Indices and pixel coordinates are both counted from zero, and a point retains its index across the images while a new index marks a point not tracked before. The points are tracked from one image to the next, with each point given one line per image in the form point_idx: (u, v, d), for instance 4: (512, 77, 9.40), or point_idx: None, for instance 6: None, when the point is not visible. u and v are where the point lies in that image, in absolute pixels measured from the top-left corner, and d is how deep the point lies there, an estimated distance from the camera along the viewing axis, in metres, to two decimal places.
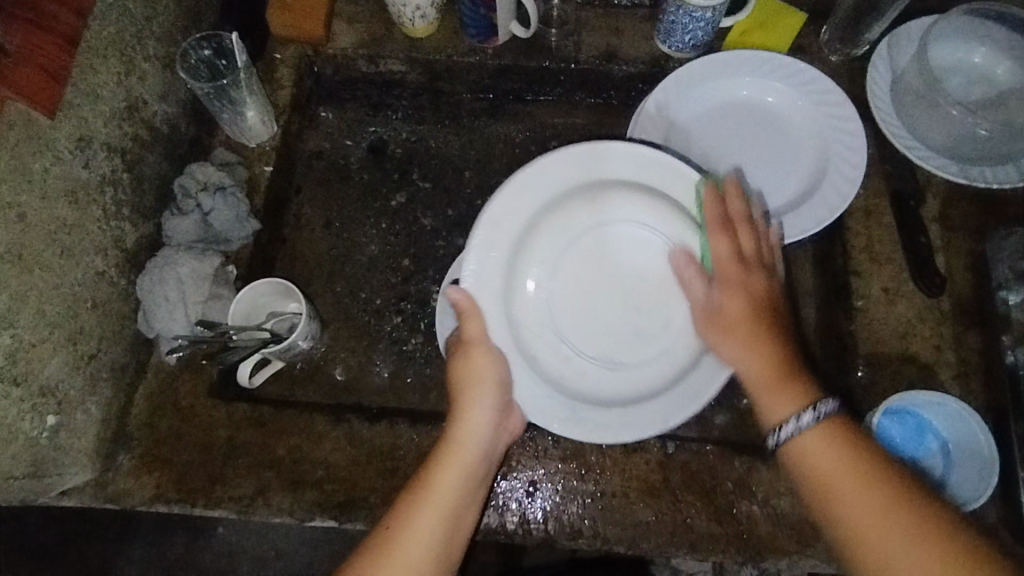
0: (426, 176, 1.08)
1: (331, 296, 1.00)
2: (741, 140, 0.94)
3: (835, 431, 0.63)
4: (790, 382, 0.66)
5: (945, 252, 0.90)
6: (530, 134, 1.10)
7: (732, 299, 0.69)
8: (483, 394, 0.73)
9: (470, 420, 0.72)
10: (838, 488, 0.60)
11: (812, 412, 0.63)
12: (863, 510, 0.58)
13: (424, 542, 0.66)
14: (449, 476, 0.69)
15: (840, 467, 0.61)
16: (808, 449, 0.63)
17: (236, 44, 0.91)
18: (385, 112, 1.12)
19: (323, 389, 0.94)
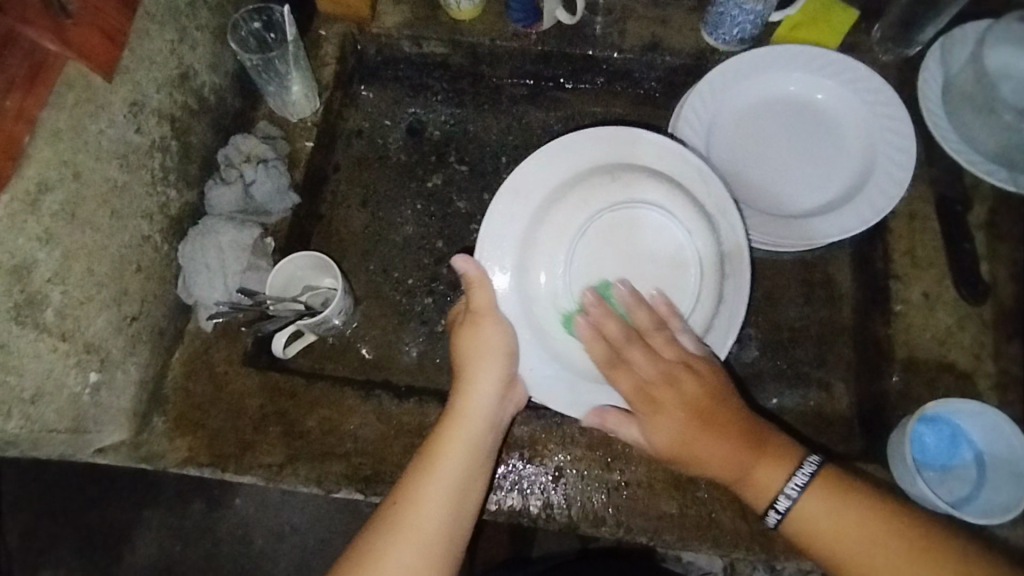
0: (463, 160, 1.08)
1: (364, 274, 1.01)
2: (785, 137, 0.93)
3: (832, 486, 0.65)
4: (769, 449, 0.67)
5: (991, 260, 0.89)
6: (568, 123, 1.10)
7: (657, 437, 0.69)
8: (487, 367, 0.74)
9: (473, 390, 0.73)
10: (851, 552, 0.62)
11: (802, 470, 0.65)
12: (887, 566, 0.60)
13: (434, 515, 0.66)
14: (454, 450, 0.70)
15: (852, 526, 0.62)
16: (814, 513, 0.64)
17: (286, 17, 0.91)
18: (425, 94, 1.12)
19: (353, 365, 0.95)
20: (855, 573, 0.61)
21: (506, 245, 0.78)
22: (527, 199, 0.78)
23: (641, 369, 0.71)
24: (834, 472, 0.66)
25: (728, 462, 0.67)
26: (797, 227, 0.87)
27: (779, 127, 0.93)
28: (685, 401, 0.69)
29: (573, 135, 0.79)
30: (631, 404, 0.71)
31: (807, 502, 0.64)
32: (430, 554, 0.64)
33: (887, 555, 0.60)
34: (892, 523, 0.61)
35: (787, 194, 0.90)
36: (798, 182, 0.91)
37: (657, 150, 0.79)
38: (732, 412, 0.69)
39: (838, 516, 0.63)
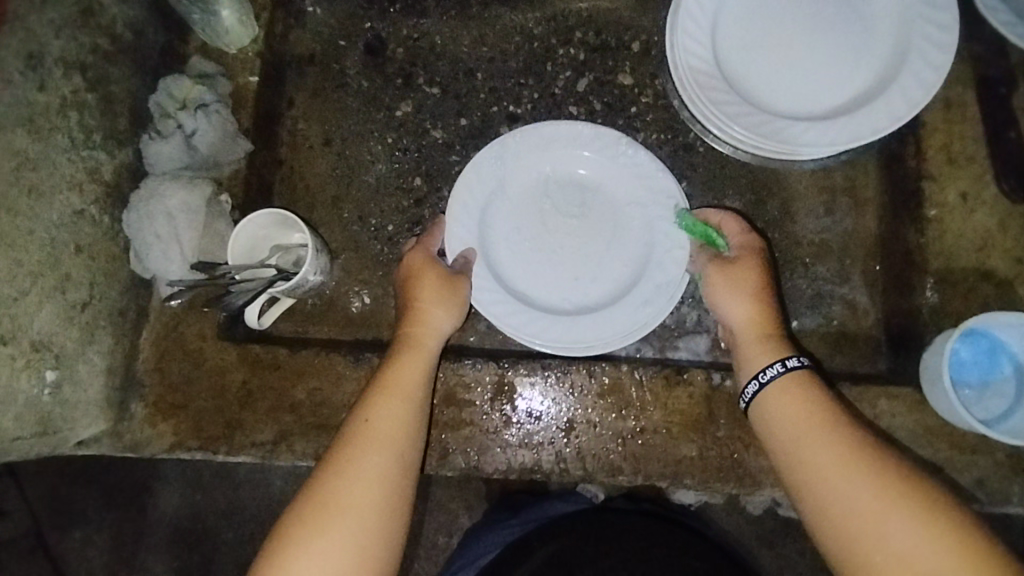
0: (433, 80, 0.96)
1: (337, 224, 0.91)
2: (803, 19, 0.78)
3: (800, 380, 0.68)
4: (769, 342, 0.72)
5: None
6: (548, 24, 0.96)
7: (736, 310, 0.75)
8: (435, 311, 0.76)
9: (425, 322, 0.76)
10: (794, 438, 0.65)
11: (778, 365, 0.69)
12: (830, 461, 0.62)
13: (398, 419, 0.69)
14: (412, 370, 0.73)
15: (805, 417, 0.66)
16: (778, 397, 0.68)
17: None
18: (382, 4, 0.97)
19: (338, 324, 0.88)
20: (805, 469, 0.64)
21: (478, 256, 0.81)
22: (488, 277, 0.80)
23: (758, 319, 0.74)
24: (809, 375, 0.69)
25: (759, 323, 0.74)
26: (830, 129, 0.75)
27: (796, 10, 0.78)
28: (753, 332, 0.73)
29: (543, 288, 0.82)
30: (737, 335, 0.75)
31: (775, 390, 0.69)
32: (400, 456, 0.67)
33: (825, 436, 0.64)
34: (871, 447, 0.63)
35: (813, 90, 0.77)
36: (825, 74, 0.77)
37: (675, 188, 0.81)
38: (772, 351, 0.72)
39: (796, 400, 0.67)
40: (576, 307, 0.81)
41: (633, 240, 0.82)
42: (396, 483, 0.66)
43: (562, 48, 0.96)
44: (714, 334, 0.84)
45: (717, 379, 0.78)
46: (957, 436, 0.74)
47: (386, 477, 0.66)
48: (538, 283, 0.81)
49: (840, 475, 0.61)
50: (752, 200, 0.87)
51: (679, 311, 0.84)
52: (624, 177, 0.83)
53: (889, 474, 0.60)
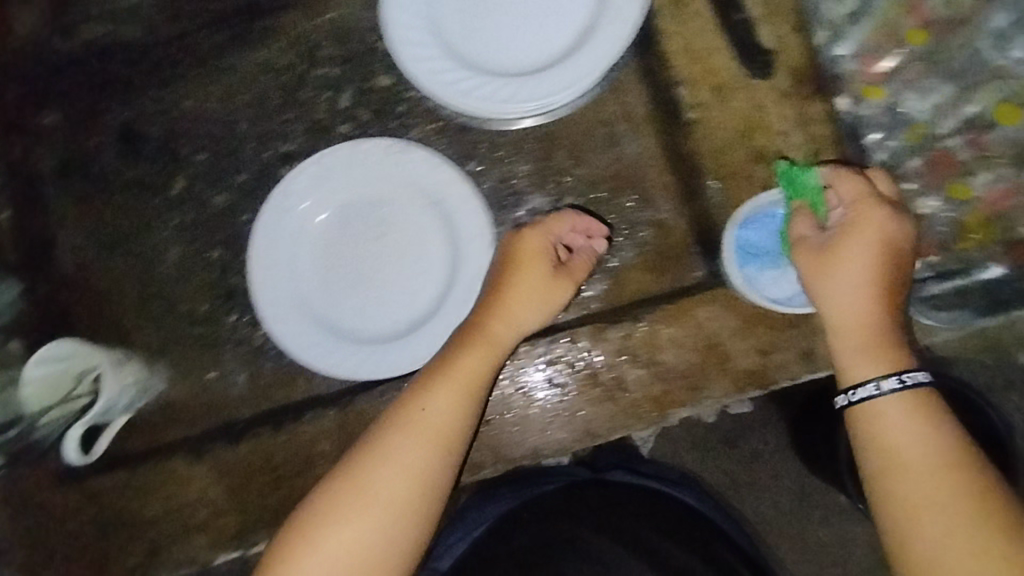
0: (197, 147, 0.92)
1: (149, 323, 0.88)
2: None
3: (926, 403, 0.64)
4: (884, 348, 0.67)
5: (770, 19, 0.78)
6: (291, 51, 0.93)
7: (858, 300, 0.68)
8: (529, 280, 0.76)
9: (512, 302, 0.76)
10: (912, 454, 0.62)
11: (896, 380, 0.64)
12: (930, 487, 0.61)
13: (449, 419, 0.72)
14: (477, 359, 0.74)
15: (923, 439, 0.62)
16: (896, 420, 0.64)
17: None
18: (119, 90, 0.92)
19: (180, 421, 0.84)
20: (901, 493, 0.62)
21: (292, 310, 0.82)
22: (305, 328, 0.82)
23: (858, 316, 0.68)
24: (932, 397, 0.64)
25: (860, 323, 0.68)
26: (559, 75, 0.74)
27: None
28: (878, 321, 0.68)
29: (368, 321, 0.83)
30: (851, 331, 0.68)
31: (885, 406, 0.64)
32: (440, 467, 0.71)
33: (935, 454, 0.62)
34: (963, 475, 0.61)
35: (536, 37, 0.76)
36: (544, 18, 0.76)
37: (460, 179, 0.82)
38: (877, 317, 0.68)
39: (920, 427, 0.63)
40: (402, 326, 0.82)
41: (433, 243, 0.83)
42: (426, 483, 0.70)
43: (312, 70, 0.92)
44: None
45: (540, 351, 0.79)
46: (777, 317, 0.76)
47: (418, 478, 0.70)
48: (359, 315, 0.82)
49: (935, 496, 0.60)
50: (539, 157, 0.87)
51: None
52: (403, 184, 0.83)
53: (979, 507, 0.59)
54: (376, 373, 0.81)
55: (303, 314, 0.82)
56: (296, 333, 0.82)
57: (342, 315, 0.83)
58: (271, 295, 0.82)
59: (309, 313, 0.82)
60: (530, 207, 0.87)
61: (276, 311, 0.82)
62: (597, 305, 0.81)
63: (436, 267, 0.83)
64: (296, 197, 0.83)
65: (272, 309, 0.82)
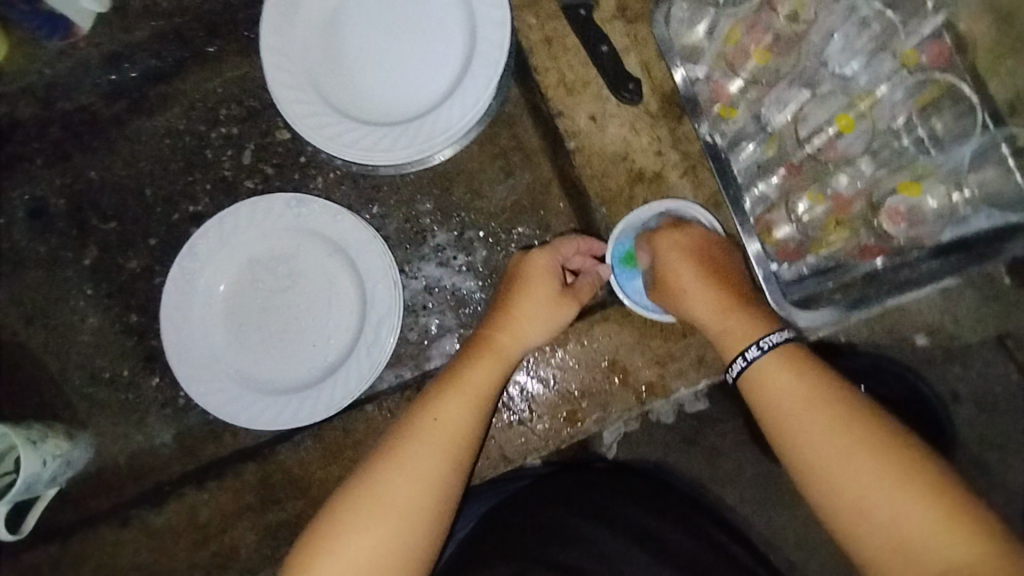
0: (106, 215, 0.94)
1: (72, 392, 0.90)
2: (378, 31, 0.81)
3: (798, 355, 0.64)
4: (739, 311, 0.69)
5: (636, 48, 0.83)
6: (192, 114, 0.95)
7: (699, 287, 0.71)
8: (534, 291, 0.75)
9: (525, 307, 0.75)
10: (796, 411, 0.61)
11: (756, 347, 0.66)
12: (826, 444, 0.59)
13: (460, 428, 0.69)
14: (482, 371, 0.72)
15: (801, 393, 0.62)
16: (774, 378, 0.64)
17: None
18: (23, 167, 0.94)
19: (113, 487, 0.87)
20: (805, 459, 0.60)
21: (207, 369, 0.84)
22: (224, 385, 0.84)
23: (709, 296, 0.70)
24: (800, 348, 0.65)
25: (715, 312, 0.70)
26: (427, 125, 0.79)
27: (372, 15, 0.81)
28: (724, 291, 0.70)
29: (286, 371, 0.85)
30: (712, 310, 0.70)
31: (763, 366, 0.65)
32: (445, 485, 0.67)
33: (823, 407, 0.61)
34: (852, 418, 0.59)
35: (408, 89, 0.81)
36: (414, 71, 0.81)
37: (358, 223, 0.85)
38: (725, 289, 0.70)
39: (797, 381, 0.62)
40: (319, 372, 0.85)
41: (343, 288, 0.86)
42: (438, 496, 0.66)
43: (215, 131, 0.95)
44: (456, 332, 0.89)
45: None
46: (669, 329, 0.80)
47: (427, 496, 0.66)
48: (276, 366, 0.85)
49: (832, 456, 0.58)
50: (438, 195, 0.91)
51: (419, 324, 0.89)
52: (306, 235, 0.86)
53: (877, 448, 0.57)
54: (296, 421, 0.82)
55: (220, 371, 0.84)
56: (214, 391, 0.83)
57: (259, 368, 0.85)
58: (184, 356, 0.83)
59: (226, 370, 0.84)
60: (435, 243, 0.90)
61: (191, 371, 0.83)
62: None
63: (348, 310, 0.86)
64: (201, 258, 0.86)
65: (188, 370, 0.83)
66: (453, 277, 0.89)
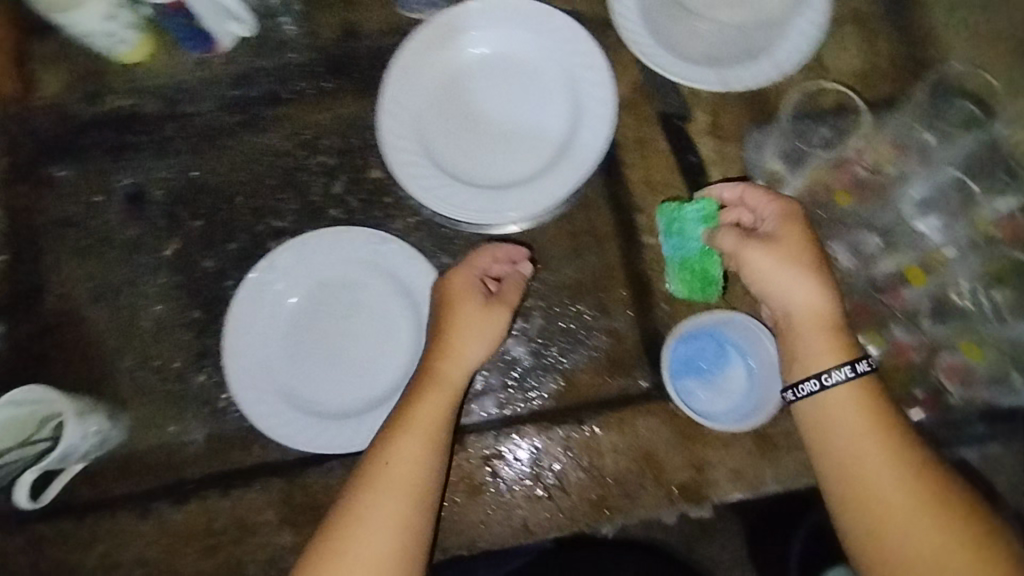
0: (195, 213, 0.99)
1: (122, 373, 0.92)
2: (489, 103, 0.88)
3: (867, 389, 0.71)
4: (840, 339, 0.73)
5: (721, 164, 0.89)
6: (297, 138, 1.00)
7: (805, 281, 0.74)
8: (467, 314, 0.81)
9: (457, 342, 0.80)
10: (855, 444, 0.69)
11: (852, 370, 0.71)
12: (887, 477, 0.67)
13: (417, 462, 0.74)
14: (431, 405, 0.77)
15: (866, 432, 0.69)
16: (844, 410, 0.70)
17: None
18: (133, 156, 0.99)
19: (137, 474, 0.88)
20: (869, 496, 0.67)
21: (258, 379, 0.87)
22: (271, 398, 0.86)
23: (812, 293, 0.74)
24: (876, 384, 0.71)
25: (816, 305, 0.73)
26: (517, 196, 0.84)
27: (485, 89, 0.88)
28: (824, 283, 0.73)
29: (331, 396, 0.87)
30: (813, 315, 0.74)
31: (835, 395, 0.71)
32: (414, 513, 0.73)
33: (891, 447, 0.68)
34: (915, 460, 0.67)
35: (505, 160, 0.86)
36: (515, 145, 0.86)
37: (430, 271, 0.89)
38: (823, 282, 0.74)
39: (861, 415, 0.70)
40: (363, 403, 0.87)
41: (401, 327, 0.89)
42: (408, 527, 0.72)
43: (314, 158, 1.01)
44: (498, 391, 0.88)
45: (488, 443, 0.85)
46: (709, 434, 0.82)
47: (399, 526, 0.72)
48: (323, 390, 0.87)
49: (901, 493, 0.66)
50: None
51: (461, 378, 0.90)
52: (378, 271, 0.90)
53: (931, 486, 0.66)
54: (332, 448, 0.84)
55: (269, 384, 0.87)
56: (261, 403, 0.86)
57: (307, 388, 0.87)
58: (240, 364, 0.87)
59: (274, 383, 0.87)
60: None
61: (243, 380, 0.86)
62: (547, 407, 0.87)
63: (402, 349, 0.88)
64: (275, 274, 0.90)
65: (240, 378, 0.86)
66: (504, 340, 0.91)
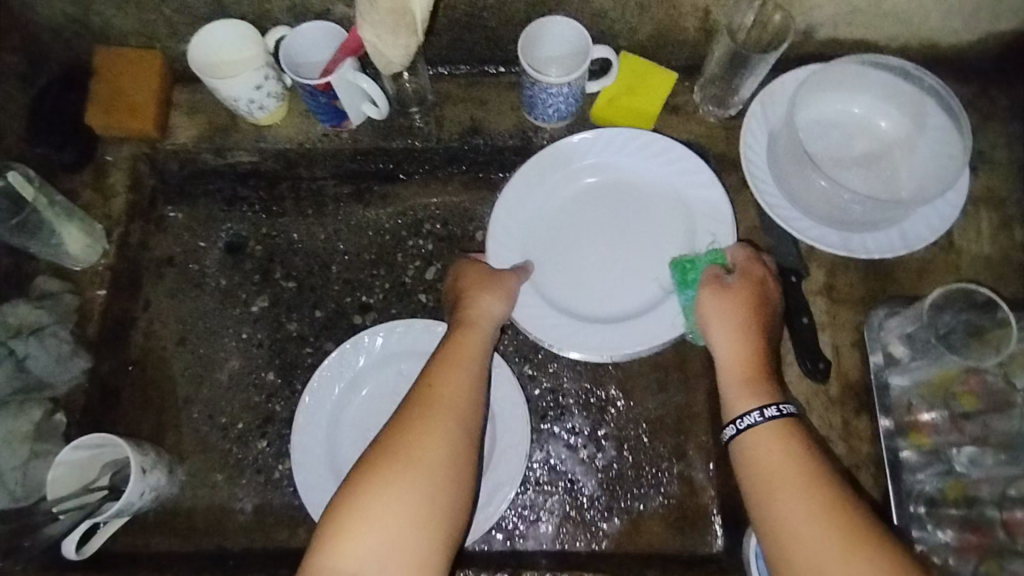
0: (290, 274, 1.01)
1: (187, 424, 0.91)
2: (598, 233, 0.88)
3: (784, 432, 0.67)
4: (757, 382, 0.72)
5: (831, 328, 0.85)
6: (400, 219, 1.03)
7: (731, 347, 0.74)
8: (495, 291, 0.81)
9: (484, 301, 0.80)
10: (765, 485, 0.65)
11: (761, 411, 0.69)
12: (804, 519, 0.62)
13: (462, 386, 0.71)
14: (469, 345, 0.76)
15: (794, 499, 0.63)
16: (759, 462, 0.66)
17: (21, 172, 0.83)
18: (240, 207, 1.04)
19: (180, 535, 0.86)
20: None
21: (320, 464, 0.84)
22: (330, 486, 0.83)
23: (735, 357, 0.73)
24: (794, 424, 0.68)
25: (742, 360, 0.73)
26: (620, 334, 0.83)
27: (599, 218, 0.89)
28: (751, 364, 0.73)
29: None
30: (726, 374, 0.74)
31: (755, 436, 0.68)
32: (464, 426, 0.69)
33: (820, 519, 0.61)
34: (852, 531, 0.60)
35: (611, 291, 0.86)
36: (624, 280, 0.86)
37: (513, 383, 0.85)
38: (756, 355, 0.73)
39: (769, 452, 0.66)
40: None
41: None
42: (460, 443, 0.68)
43: (412, 238, 1.02)
44: (558, 523, 0.86)
45: None
46: None
47: (452, 439, 0.67)
48: None
49: (810, 550, 0.60)
50: (588, 381, 0.91)
51: (525, 498, 0.87)
52: None
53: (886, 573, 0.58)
54: None
55: (331, 470, 0.84)
56: (319, 489, 0.83)
57: None
58: (306, 444, 0.84)
59: (336, 470, 0.84)
60: (570, 426, 0.89)
61: (307, 460, 0.84)
62: (608, 546, 0.84)
63: None
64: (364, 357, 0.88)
65: (304, 458, 0.84)
66: (577, 468, 0.88)
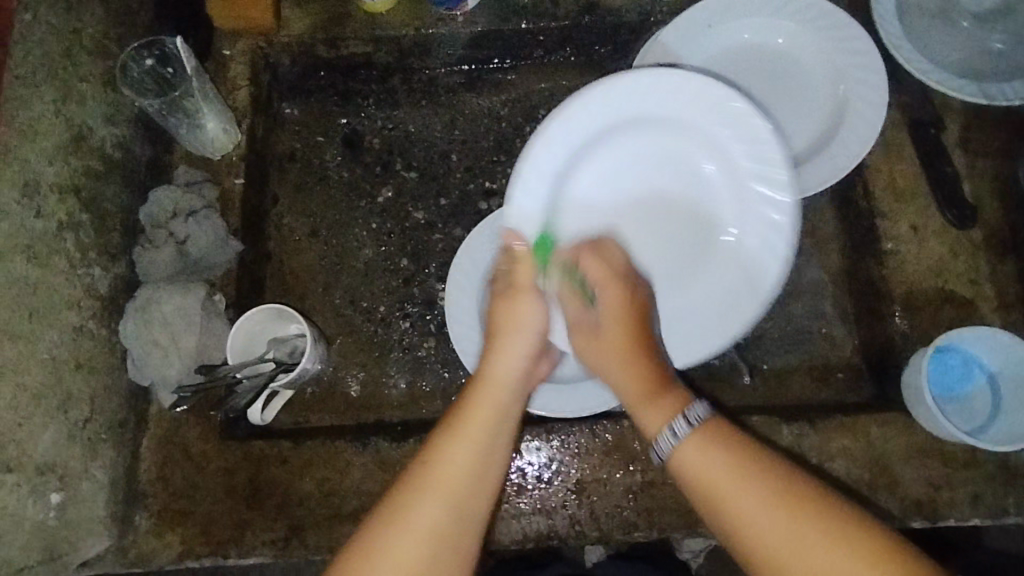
0: (411, 165, 1.00)
1: (330, 310, 0.93)
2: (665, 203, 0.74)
3: (713, 433, 0.58)
4: (662, 397, 0.61)
5: (972, 178, 0.86)
6: (513, 105, 1.03)
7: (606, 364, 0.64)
8: (518, 338, 0.66)
9: (503, 355, 0.65)
10: (721, 493, 0.55)
11: (684, 420, 0.58)
12: (769, 524, 0.52)
13: (466, 477, 0.58)
14: (482, 419, 0.62)
15: (752, 503, 0.53)
16: (698, 468, 0.56)
17: (181, 48, 0.84)
18: (355, 100, 1.03)
19: (339, 411, 0.89)
20: None
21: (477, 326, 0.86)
22: None
23: (631, 384, 0.63)
24: (719, 424, 0.58)
25: (638, 383, 0.63)
26: None
27: (663, 191, 0.74)
28: (646, 384, 0.62)
29: None
30: (630, 399, 0.63)
31: (690, 443, 0.57)
32: (462, 528, 0.57)
33: (798, 526, 0.52)
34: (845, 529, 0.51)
35: None
36: None
37: None
38: (648, 373, 0.63)
39: (715, 459, 0.56)
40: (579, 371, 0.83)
41: None
42: (448, 549, 0.56)
43: (529, 126, 1.02)
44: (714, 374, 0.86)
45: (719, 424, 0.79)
46: (946, 449, 0.77)
47: (436, 547, 0.55)
48: None
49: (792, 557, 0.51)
50: None
51: None
52: None
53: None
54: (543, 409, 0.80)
55: None
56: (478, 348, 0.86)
57: None
58: (461, 308, 0.87)
59: None
60: None
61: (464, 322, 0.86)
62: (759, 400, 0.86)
63: None
64: None
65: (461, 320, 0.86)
66: None
